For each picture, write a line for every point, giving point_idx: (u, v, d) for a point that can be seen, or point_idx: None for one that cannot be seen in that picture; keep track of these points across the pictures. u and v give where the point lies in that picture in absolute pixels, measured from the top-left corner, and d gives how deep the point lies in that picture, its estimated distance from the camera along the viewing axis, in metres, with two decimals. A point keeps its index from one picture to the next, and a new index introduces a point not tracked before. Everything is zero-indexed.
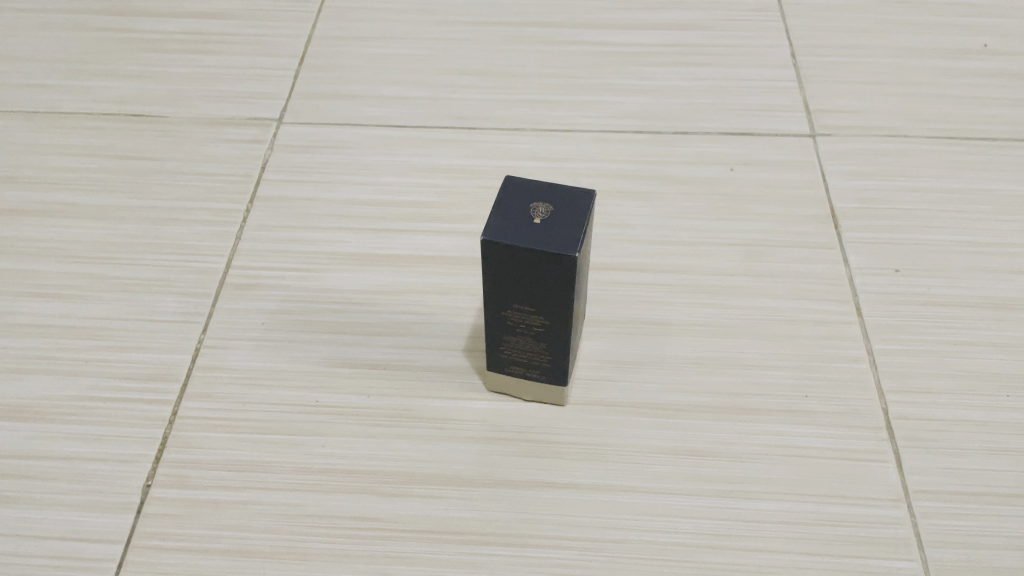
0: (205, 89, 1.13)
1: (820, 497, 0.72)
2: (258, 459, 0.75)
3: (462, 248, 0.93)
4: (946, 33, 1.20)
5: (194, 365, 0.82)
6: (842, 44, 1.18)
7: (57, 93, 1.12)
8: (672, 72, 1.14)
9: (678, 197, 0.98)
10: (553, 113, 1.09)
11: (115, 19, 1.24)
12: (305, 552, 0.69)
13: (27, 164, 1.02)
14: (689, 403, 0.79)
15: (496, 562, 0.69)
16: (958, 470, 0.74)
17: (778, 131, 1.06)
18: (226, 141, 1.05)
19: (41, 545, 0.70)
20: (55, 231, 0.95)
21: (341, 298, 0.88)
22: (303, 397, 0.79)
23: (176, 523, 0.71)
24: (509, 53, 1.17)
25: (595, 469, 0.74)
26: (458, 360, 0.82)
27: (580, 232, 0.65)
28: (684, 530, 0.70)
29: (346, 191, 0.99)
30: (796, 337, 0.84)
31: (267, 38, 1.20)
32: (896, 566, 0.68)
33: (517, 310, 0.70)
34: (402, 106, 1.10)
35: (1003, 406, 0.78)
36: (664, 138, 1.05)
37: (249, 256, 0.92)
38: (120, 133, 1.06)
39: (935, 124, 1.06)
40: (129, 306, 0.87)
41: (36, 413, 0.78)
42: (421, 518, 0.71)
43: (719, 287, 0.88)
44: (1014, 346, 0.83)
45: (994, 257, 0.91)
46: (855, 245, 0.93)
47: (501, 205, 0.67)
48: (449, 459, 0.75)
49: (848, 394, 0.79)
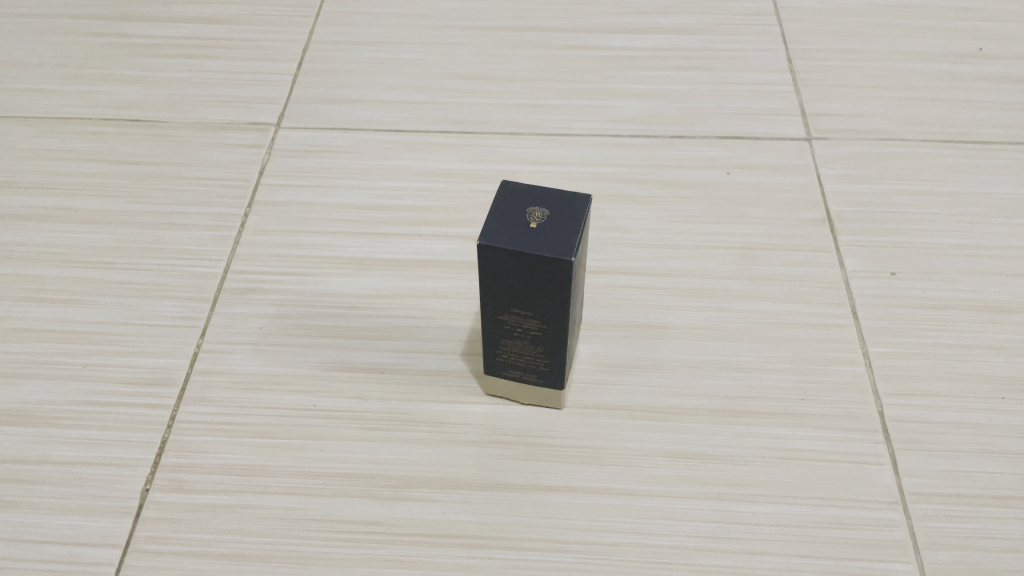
0: (203, 94, 1.13)
1: (816, 500, 0.72)
2: (255, 463, 0.75)
3: (460, 252, 0.93)
4: (943, 37, 1.20)
5: (193, 369, 0.82)
6: (839, 48, 1.19)
7: (56, 98, 1.12)
8: (669, 76, 1.15)
9: (675, 201, 0.98)
10: (551, 117, 1.09)
11: (114, 24, 1.24)
12: (303, 556, 0.69)
13: (27, 169, 1.02)
14: (686, 406, 0.79)
15: (494, 565, 0.69)
16: (954, 472, 0.74)
17: (775, 134, 1.06)
18: (225, 146, 1.05)
19: (40, 549, 0.70)
20: (54, 236, 0.95)
21: (340, 303, 0.88)
22: (301, 401, 0.79)
23: (175, 527, 0.71)
24: (508, 57, 1.18)
25: (593, 472, 0.74)
26: (456, 363, 0.82)
27: (577, 237, 0.65)
28: (680, 532, 0.71)
29: (344, 195, 0.99)
30: (794, 340, 0.84)
31: (266, 43, 1.20)
32: (892, 568, 0.68)
33: (514, 313, 0.70)
34: (400, 110, 1.10)
35: (998, 408, 0.78)
36: (662, 141, 1.05)
37: (247, 261, 0.92)
38: (120, 138, 1.07)
39: (932, 128, 1.07)
40: (129, 310, 0.87)
41: (36, 417, 0.78)
42: (418, 522, 0.71)
43: (716, 290, 0.89)
44: (1010, 348, 0.83)
45: (990, 259, 0.91)
46: (851, 248, 0.93)
47: (499, 209, 0.67)
48: (445, 463, 0.75)
49: (845, 397, 0.79)
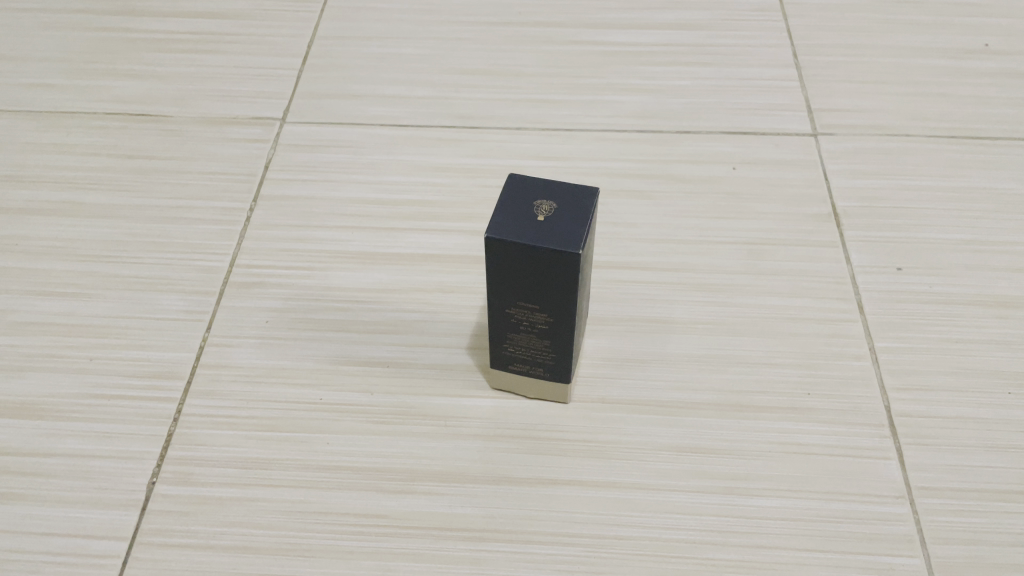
0: (208, 89, 1.13)
1: (822, 494, 0.72)
2: (263, 456, 0.75)
3: (465, 246, 0.93)
4: (947, 33, 1.20)
5: (198, 362, 0.82)
6: (844, 44, 1.19)
7: (60, 92, 1.12)
8: (673, 72, 1.15)
9: (679, 196, 0.98)
10: (555, 112, 1.09)
11: (118, 19, 1.24)
12: (309, 548, 0.69)
13: (32, 163, 1.02)
14: (692, 400, 0.79)
15: (499, 558, 0.69)
16: (961, 467, 0.74)
17: (781, 129, 1.06)
18: (229, 141, 1.05)
19: (46, 542, 0.70)
20: (59, 230, 0.95)
21: (345, 297, 0.88)
22: (306, 394, 0.79)
23: (181, 519, 0.71)
24: (512, 53, 1.18)
25: (598, 466, 0.74)
26: (459, 358, 0.82)
27: (583, 229, 0.65)
28: (686, 526, 0.70)
29: (349, 190, 0.99)
30: (800, 334, 0.84)
31: (270, 38, 1.20)
32: (898, 562, 0.68)
33: (519, 307, 0.70)
34: (405, 106, 1.10)
35: (1005, 403, 0.78)
36: (666, 137, 1.05)
37: (253, 255, 0.92)
38: (125, 132, 1.06)
39: (937, 123, 1.06)
40: (135, 304, 0.87)
41: (41, 410, 0.78)
42: (424, 515, 0.71)
43: (721, 285, 0.89)
44: (1016, 344, 0.83)
45: (995, 255, 0.91)
46: (856, 243, 0.93)
47: (505, 202, 0.67)
48: (451, 456, 0.75)
49: (851, 391, 0.79)
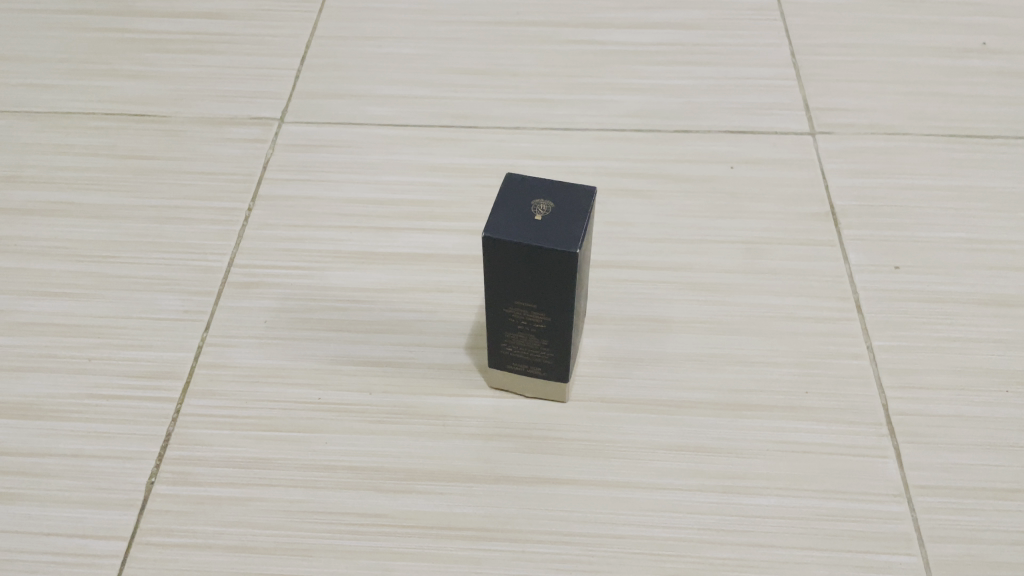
0: (207, 89, 1.13)
1: (820, 493, 0.72)
2: (262, 456, 0.75)
3: (463, 245, 0.93)
4: (945, 33, 1.20)
5: (196, 363, 0.82)
6: (842, 43, 1.19)
7: (59, 92, 1.12)
8: (671, 71, 1.15)
9: (677, 195, 0.98)
10: (553, 112, 1.09)
11: (117, 20, 1.24)
12: (308, 548, 0.69)
13: (30, 164, 1.02)
14: (690, 399, 0.79)
15: (497, 556, 0.69)
16: (958, 466, 0.74)
17: (778, 128, 1.06)
18: (227, 141, 1.05)
19: (45, 542, 0.70)
20: (58, 230, 0.95)
21: (344, 297, 0.88)
22: (305, 394, 0.79)
23: (180, 519, 0.71)
24: (511, 53, 1.18)
25: (595, 465, 0.74)
26: (458, 358, 0.82)
27: (581, 228, 0.65)
28: (684, 525, 0.71)
29: (348, 190, 0.99)
30: (799, 333, 0.84)
31: (268, 38, 1.20)
32: (895, 561, 0.68)
33: (517, 306, 0.70)
34: (403, 105, 1.10)
35: (1002, 402, 0.78)
36: (664, 137, 1.05)
37: (251, 254, 0.92)
38: (123, 132, 1.07)
39: (935, 122, 1.07)
40: (133, 304, 0.87)
41: (40, 410, 0.79)
42: (422, 514, 0.71)
43: (719, 284, 0.89)
44: (1013, 342, 0.83)
45: (992, 253, 0.91)
46: (854, 241, 0.93)
47: (504, 201, 0.67)
48: (450, 455, 0.75)
49: (849, 390, 0.79)
